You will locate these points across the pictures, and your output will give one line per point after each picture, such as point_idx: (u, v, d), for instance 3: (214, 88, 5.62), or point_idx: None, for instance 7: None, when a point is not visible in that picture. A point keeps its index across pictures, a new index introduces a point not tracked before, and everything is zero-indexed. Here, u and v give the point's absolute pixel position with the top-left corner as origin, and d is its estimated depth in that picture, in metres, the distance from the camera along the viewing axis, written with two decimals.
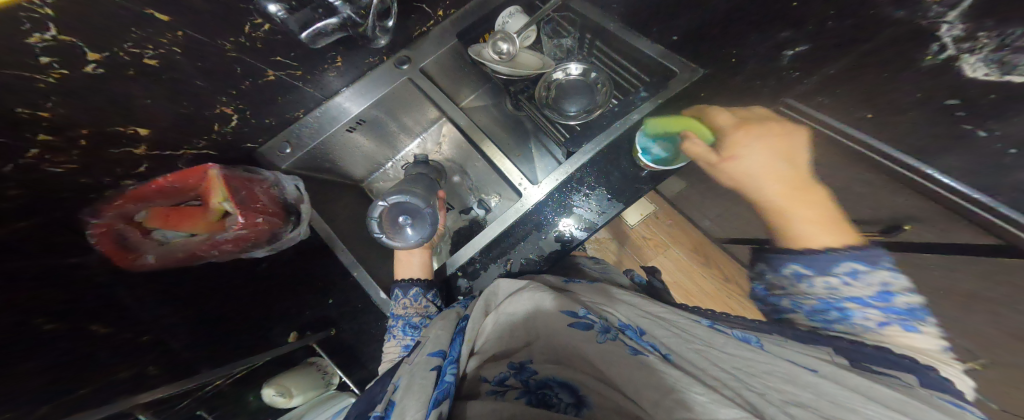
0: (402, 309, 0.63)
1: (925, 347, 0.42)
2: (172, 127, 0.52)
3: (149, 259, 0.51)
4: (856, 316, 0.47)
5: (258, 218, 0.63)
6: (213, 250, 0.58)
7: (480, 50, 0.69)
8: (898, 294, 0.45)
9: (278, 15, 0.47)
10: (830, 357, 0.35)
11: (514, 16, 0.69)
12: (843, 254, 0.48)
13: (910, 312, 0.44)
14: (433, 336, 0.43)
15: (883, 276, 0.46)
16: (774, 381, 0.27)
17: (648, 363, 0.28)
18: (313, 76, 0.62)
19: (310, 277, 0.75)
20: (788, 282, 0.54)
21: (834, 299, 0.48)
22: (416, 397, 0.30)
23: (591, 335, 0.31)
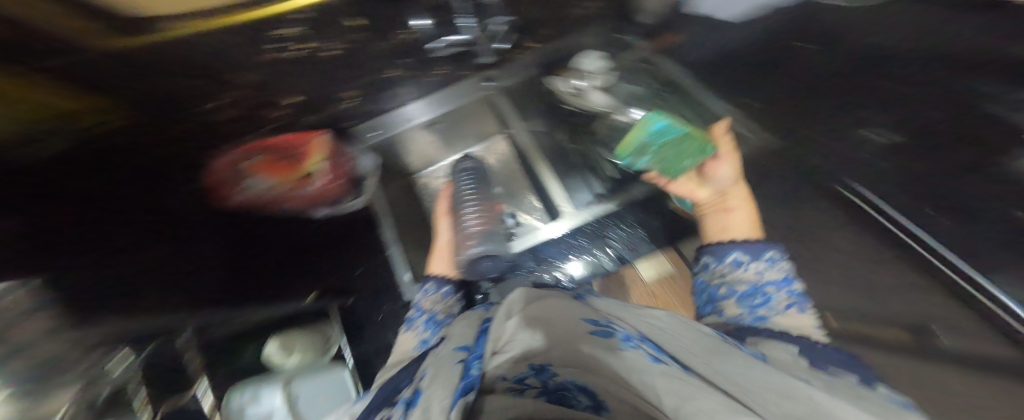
0: (429, 302, 0.61)
1: (805, 324, 0.46)
2: (320, 90, 0.73)
3: (237, 195, 0.75)
4: (772, 299, 0.50)
5: (334, 182, 0.74)
6: (286, 198, 0.73)
7: (555, 82, 0.78)
8: (794, 284, 0.51)
9: (429, 27, 0.74)
10: (862, 388, 0.25)
11: (600, 59, 0.77)
12: (734, 246, 0.57)
13: (799, 298, 0.50)
14: (456, 333, 0.38)
15: (773, 271, 0.53)
16: (812, 391, 0.18)
17: (664, 371, 0.20)
18: (422, 73, 0.80)
19: (351, 245, 0.80)
20: (725, 270, 0.56)
21: (759, 284, 0.52)
22: (443, 383, 0.21)
23: (608, 342, 0.27)
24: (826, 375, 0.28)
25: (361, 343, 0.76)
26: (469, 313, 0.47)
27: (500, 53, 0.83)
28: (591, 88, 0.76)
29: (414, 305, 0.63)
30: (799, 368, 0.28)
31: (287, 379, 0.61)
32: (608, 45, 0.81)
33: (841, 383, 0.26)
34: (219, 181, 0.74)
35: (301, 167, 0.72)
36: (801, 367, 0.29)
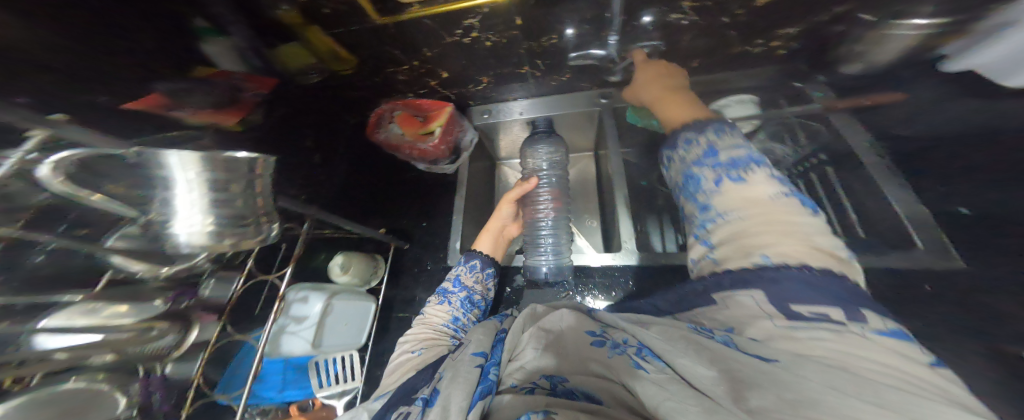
0: (472, 281, 0.66)
1: (758, 197, 0.40)
2: (455, 74, 0.80)
3: (381, 135, 0.89)
4: (711, 183, 0.44)
5: (439, 145, 0.84)
6: (408, 149, 0.88)
7: None
8: (723, 149, 0.45)
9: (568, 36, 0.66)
10: (765, 314, 0.28)
11: (749, 104, 0.64)
12: (687, 128, 0.51)
13: (737, 163, 0.43)
14: (474, 340, 0.43)
15: (727, 149, 0.45)
16: (734, 350, 0.25)
17: (645, 376, 0.26)
18: (544, 74, 0.78)
19: (428, 199, 0.89)
20: (681, 163, 0.49)
21: (691, 173, 0.47)
22: (462, 387, 0.33)
23: (605, 352, 0.33)
24: (734, 307, 0.31)
25: (395, 285, 0.77)
26: (488, 321, 0.49)
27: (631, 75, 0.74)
28: None
29: (453, 277, 0.67)
30: (721, 314, 0.32)
31: (331, 292, 0.57)
32: (774, 91, 0.67)
33: (743, 314, 0.29)
34: (375, 121, 0.89)
35: (425, 126, 0.83)
36: (721, 312, 0.32)
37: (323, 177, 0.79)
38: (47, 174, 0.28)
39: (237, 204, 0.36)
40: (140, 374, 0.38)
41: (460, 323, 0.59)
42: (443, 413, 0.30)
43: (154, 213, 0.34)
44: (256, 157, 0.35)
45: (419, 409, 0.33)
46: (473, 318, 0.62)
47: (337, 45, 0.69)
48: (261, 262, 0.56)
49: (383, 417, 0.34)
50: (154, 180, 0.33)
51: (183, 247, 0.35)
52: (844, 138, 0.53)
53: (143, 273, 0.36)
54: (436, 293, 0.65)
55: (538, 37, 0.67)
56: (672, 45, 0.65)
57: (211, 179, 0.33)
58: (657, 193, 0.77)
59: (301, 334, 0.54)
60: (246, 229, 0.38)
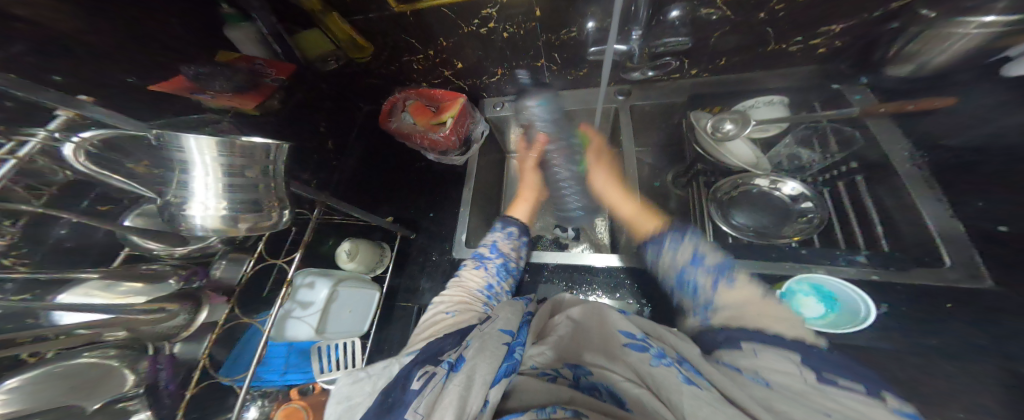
0: (505, 245, 0.63)
1: (752, 296, 0.39)
2: (471, 66, 0.79)
3: (393, 124, 0.85)
4: (696, 281, 0.44)
5: (452, 137, 0.80)
6: (419, 139, 0.84)
7: (701, 118, 0.65)
8: (707, 255, 0.46)
9: (589, 30, 0.65)
10: (796, 371, 0.28)
11: (774, 105, 0.61)
12: (666, 230, 0.52)
13: (721, 269, 0.43)
14: (503, 317, 0.42)
15: (693, 245, 0.48)
16: (784, 398, 0.25)
17: (696, 394, 0.27)
18: (562, 69, 0.77)
19: (436, 189, 0.88)
20: (662, 265, 0.50)
21: (679, 272, 0.46)
22: (487, 361, 0.34)
23: (645, 357, 0.33)
24: (764, 357, 0.30)
25: (399, 274, 0.77)
26: (515, 301, 0.47)
27: (654, 75, 0.72)
28: (739, 138, 0.61)
29: (489, 242, 0.64)
30: (741, 358, 0.31)
31: (338, 279, 0.60)
32: (807, 92, 0.64)
33: (773, 366, 0.29)
34: (387, 108, 0.85)
35: (438, 116, 0.81)
36: (743, 355, 0.31)
37: (335, 163, 0.81)
38: (71, 153, 0.27)
39: (254, 189, 0.33)
40: (150, 352, 0.36)
41: (494, 291, 0.56)
42: (467, 382, 0.31)
43: (171, 195, 0.31)
44: (274, 144, 0.32)
45: (444, 372, 0.34)
46: (507, 287, 0.59)
47: (356, 32, 0.69)
48: (270, 247, 0.57)
49: (409, 375, 0.34)
50: (171, 159, 0.30)
51: (197, 231, 0.32)
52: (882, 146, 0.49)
53: (158, 251, 0.38)
54: (471, 258, 0.62)
55: (558, 30, 0.66)
56: (700, 42, 0.64)
57: (227, 163, 0.30)
58: (670, 195, 0.74)
59: (306, 320, 0.56)
60: (261, 215, 0.34)
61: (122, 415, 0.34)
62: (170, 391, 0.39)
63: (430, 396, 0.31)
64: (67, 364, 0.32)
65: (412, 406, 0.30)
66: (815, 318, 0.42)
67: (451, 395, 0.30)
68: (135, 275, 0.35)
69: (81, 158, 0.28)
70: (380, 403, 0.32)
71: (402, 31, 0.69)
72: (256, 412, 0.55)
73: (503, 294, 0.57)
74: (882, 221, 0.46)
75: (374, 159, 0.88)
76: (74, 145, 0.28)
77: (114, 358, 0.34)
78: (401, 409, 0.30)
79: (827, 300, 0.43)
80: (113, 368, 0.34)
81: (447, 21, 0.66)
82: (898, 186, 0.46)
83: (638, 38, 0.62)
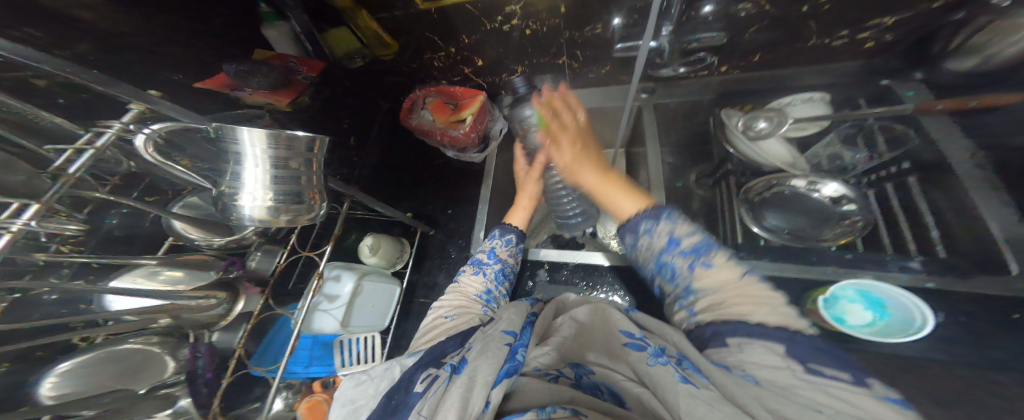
0: (502, 251, 0.62)
1: (729, 280, 0.33)
2: (491, 64, 0.79)
3: (413, 121, 0.85)
4: (672, 269, 0.36)
5: (472, 134, 0.80)
6: (438, 136, 0.84)
7: (732, 116, 0.63)
8: (683, 237, 0.36)
9: (615, 26, 0.63)
10: (782, 364, 0.24)
11: (812, 103, 0.58)
12: (640, 215, 0.40)
13: (698, 250, 0.35)
14: (504, 318, 0.41)
15: (666, 227, 0.37)
16: (776, 394, 0.22)
17: (693, 392, 0.23)
18: (584, 66, 0.75)
19: (454, 186, 0.88)
20: (638, 250, 0.39)
21: (656, 261, 0.38)
22: (489, 362, 0.32)
23: (643, 356, 0.30)
24: (748, 353, 0.26)
25: (418, 270, 0.78)
26: (519, 302, 0.47)
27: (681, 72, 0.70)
28: (772, 136, 0.58)
29: (487, 249, 0.63)
30: (726, 355, 0.27)
31: (362, 274, 0.61)
32: (848, 91, 0.61)
33: (756, 360, 0.25)
34: (407, 105, 0.86)
35: (458, 113, 0.81)
36: (728, 353, 0.27)
37: (357, 159, 0.83)
38: (141, 143, 0.29)
39: (297, 181, 0.36)
40: (190, 339, 0.38)
41: (493, 295, 0.55)
42: (470, 383, 0.30)
43: (224, 185, 0.34)
44: (315, 137, 0.35)
45: (447, 374, 0.32)
46: (505, 292, 0.58)
47: (382, 30, 0.70)
48: (300, 240, 0.58)
49: (412, 377, 0.33)
50: (227, 152, 0.33)
51: (245, 222, 0.35)
52: (938, 146, 0.46)
53: (199, 241, 0.40)
54: (469, 264, 0.62)
55: (582, 27, 0.65)
56: (733, 38, 0.61)
57: (274, 154, 0.33)
58: (694, 195, 0.69)
59: (333, 314, 0.56)
60: (302, 207, 0.37)
61: (169, 401, 0.35)
62: (206, 378, 0.39)
63: (432, 398, 0.29)
64: (114, 350, 0.34)
65: (416, 407, 0.29)
66: (861, 326, 0.40)
67: (454, 396, 0.28)
68: (184, 264, 0.38)
69: (150, 148, 0.29)
70: (385, 404, 0.31)
71: (426, 29, 0.69)
72: (281, 404, 0.55)
73: (503, 298, 0.57)
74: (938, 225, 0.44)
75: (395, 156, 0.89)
76: (146, 136, 0.29)
77: (156, 346, 0.36)
78: (405, 411, 0.28)
79: (876, 307, 0.40)
80: (154, 354, 0.36)
81: (470, 19, 0.66)
82: (956, 189, 0.43)
83: (666, 34, 0.60)
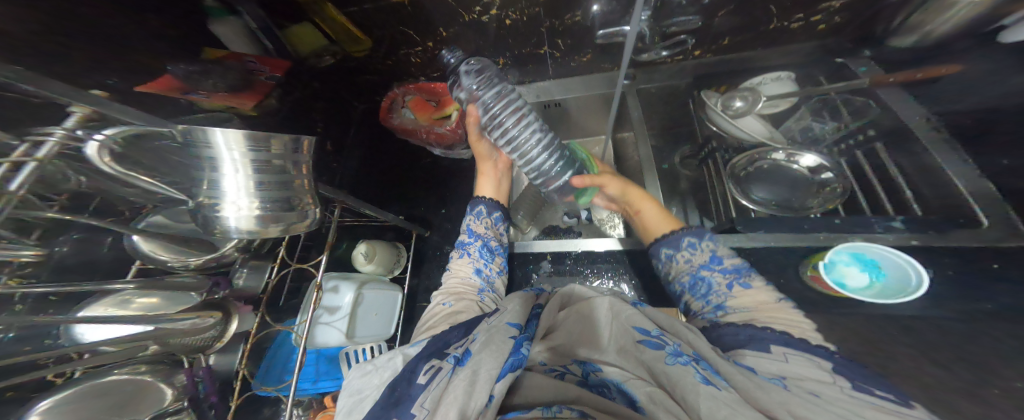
0: (481, 228, 0.59)
1: (765, 302, 0.36)
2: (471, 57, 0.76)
3: (393, 120, 0.81)
4: (705, 282, 0.41)
5: (459, 129, 0.77)
6: (423, 134, 0.80)
7: (711, 97, 0.65)
8: (725, 256, 0.42)
9: (594, 13, 0.63)
10: (829, 379, 0.24)
11: (780, 81, 0.62)
12: (682, 231, 0.46)
13: (739, 271, 0.40)
14: (509, 310, 0.39)
15: (712, 246, 0.43)
16: (805, 400, 0.22)
17: (715, 394, 0.22)
18: (566, 55, 0.75)
19: (446, 185, 0.86)
20: (680, 264, 0.45)
21: (692, 272, 0.43)
22: (493, 354, 0.30)
23: (659, 355, 0.29)
24: (794, 364, 0.27)
25: (418, 274, 0.78)
26: (522, 292, 0.45)
27: (661, 58, 0.71)
28: (750, 114, 0.62)
29: (465, 228, 0.60)
30: (770, 363, 0.28)
31: (361, 282, 0.59)
32: (812, 68, 0.64)
33: (804, 374, 0.26)
34: (386, 104, 0.81)
35: (442, 108, 0.77)
36: (774, 360, 0.28)
37: (336, 165, 0.78)
38: (94, 152, 0.28)
39: (285, 186, 0.33)
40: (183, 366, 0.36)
41: (486, 275, 0.54)
42: (473, 376, 0.28)
43: (202, 198, 0.31)
44: (300, 136, 0.33)
45: (450, 367, 0.31)
46: (497, 268, 0.57)
47: (353, 25, 0.66)
48: (287, 252, 0.54)
49: (414, 369, 0.31)
50: (199, 159, 0.30)
51: (232, 235, 0.32)
52: (895, 114, 0.51)
53: (172, 263, 0.37)
54: (454, 248, 0.59)
55: (561, 15, 0.64)
56: (707, 21, 0.63)
57: (255, 158, 0.30)
58: (680, 176, 0.73)
59: (336, 325, 0.54)
60: (294, 214, 0.34)
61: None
62: (213, 402, 0.39)
63: (436, 390, 0.28)
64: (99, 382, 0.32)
65: (418, 401, 0.27)
66: (861, 288, 0.42)
67: (457, 389, 0.26)
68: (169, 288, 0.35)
69: (106, 158, 0.28)
70: (387, 395, 0.29)
71: (401, 22, 0.66)
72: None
73: (496, 277, 0.56)
74: (909, 186, 0.48)
75: (380, 158, 0.86)
76: (97, 145, 0.28)
77: (146, 374, 0.34)
78: (407, 404, 0.27)
79: (870, 267, 0.42)
80: (148, 383, 0.34)
81: (448, 10, 0.63)
82: (919, 152, 0.47)
83: (645, 20, 0.62)
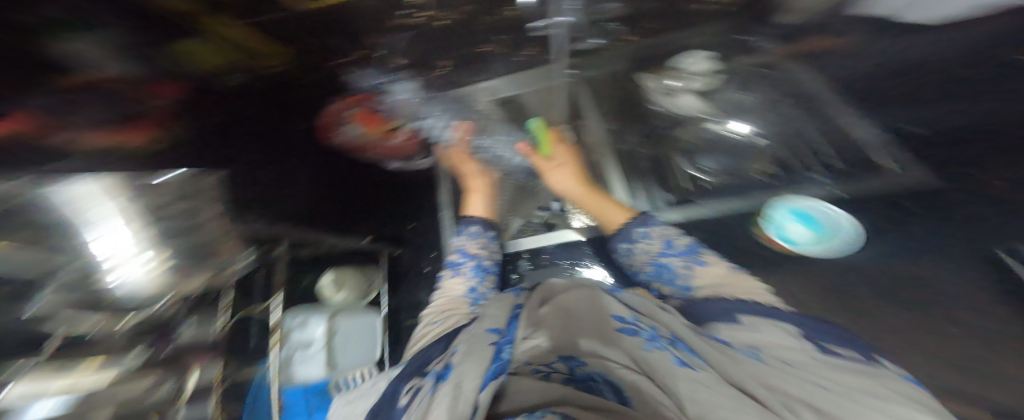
0: (476, 248, 0.63)
1: (722, 275, 0.43)
2: None
3: (337, 140, 0.67)
4: (671, 265, 0.47)
5: (414, 142, 0.76)
6: (371, 149, 0.73)
7: (651, 81, 0.72)
8: (677, 240, 0.49)
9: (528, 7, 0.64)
10: (797, 344, 0.27)
11: (706, 59, 0.67)
12: (634, 222, 0.53)
13: (691, 252, 0.47)
14: (489, 314, 0.35)
15: (663, 231, 0.50)
16: (781, 371, 0.23)
17: (691, 375, 0.21)
18: (507, 55, 0.76)
19: (406, 199, 0.79)
20: (644, 254, 0.50)
21: (656, 258, 0.48)
22: (475, 363, 0.25)
23: (637, 342, 0.26)
24: (764, 332, 0.29)
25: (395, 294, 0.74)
26: (504, 295, 0.41)
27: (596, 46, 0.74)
28: (685, 93, 0.69)
29: (457, 248, 0.63)
30: (745, 333, 0.30)
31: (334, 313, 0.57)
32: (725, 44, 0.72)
33: (774, 341, 0.28)
34: (327, 122, 0.65)
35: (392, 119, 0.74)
36: (745, 331, 0.30)
37: None
38: None
39: None
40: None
41: (479, 292, 0.55)
42: (455, 390, 0.23)
43: None
44: None
45: (431, 384, 0.27)
46: (489, 285, 0.58)
47: None
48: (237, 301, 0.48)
49: (397, 390, 0.30)
50: None
51: None
52: None
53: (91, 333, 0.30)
54: (444, 268, 0.61)
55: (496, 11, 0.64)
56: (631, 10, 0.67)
57: None
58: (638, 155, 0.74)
59: (315, 358, 0.54)
60: None
61: None
62: None
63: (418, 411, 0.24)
64: None
65: None
66: (804, 241, 0.56)
67: (439, 405, 0.22)
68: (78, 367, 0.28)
69: None
70: None
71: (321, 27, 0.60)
72: None
73: (489, 292, 0.57)
74: None
75: None
76: None
77: None
78: None
79: (809, 222, 0.55)
80: None
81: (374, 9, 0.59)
82: None
83: None
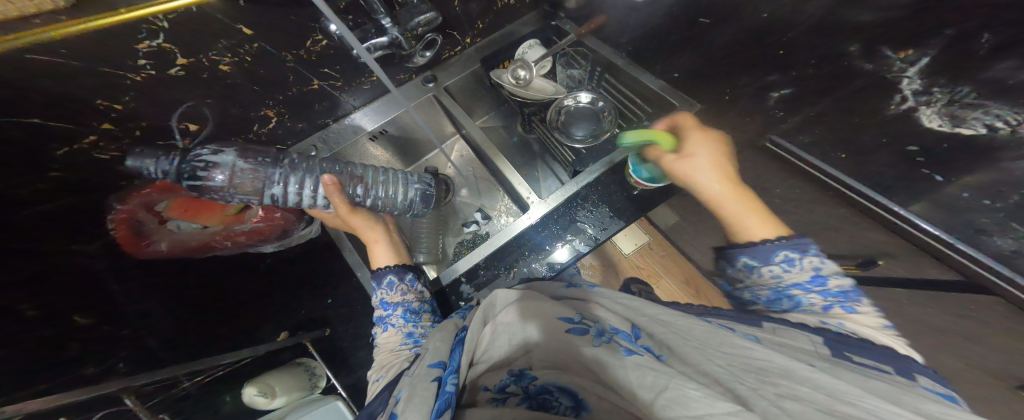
0: (399, 294, 0.59)
1: (877, 328, 0.37)
2: (218, 123, 0.59)
3: (159, 247, 0.57)
4: (803, 301, 0.42)
5: (275, 213, 0.69)
6: (224, 241, 0.66)
7: (501, 74, 0.74)
8: (830, 276, 0.42)
9: (336, 33, 0.55)
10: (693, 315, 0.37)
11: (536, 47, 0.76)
12: (777, 243, 0.45)
13: (847, 295, 0.41)
14: (431, 350, 0.37)
15: (814, 261, 0.43)
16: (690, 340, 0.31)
17: (638, 362, 0.26)
18: (349, 88, 0.69)
19: (315, 276, 0.78)
20: (766, 279, 0.46)
21: (781, 287, 0.44)
22: (419, 407, 0.27)
23: (587, 340, 0.30)
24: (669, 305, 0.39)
25: None
26: (444, 323, 0.44)
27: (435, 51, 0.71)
28: (534, 78, 0.74)
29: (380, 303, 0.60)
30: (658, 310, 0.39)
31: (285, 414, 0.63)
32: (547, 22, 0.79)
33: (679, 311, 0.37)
34: (128, 232, 0.53)
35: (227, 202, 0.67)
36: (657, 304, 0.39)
37: None
38: None
39: None
40: None
41: (418, 333, 0.56)
42: None
43: None
44: None
45: None
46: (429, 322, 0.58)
47: None
48: None
49: None
50: None
51: None
52: None
53: None
54: (375, 324, 0.60)
55: (301, 44, 0.55)
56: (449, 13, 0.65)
57: None
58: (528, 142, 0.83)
59: None
60: None
61: None
62: None
63: None
64: None
65: None
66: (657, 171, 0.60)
67: None
68: None
69: None
70: None
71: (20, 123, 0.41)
72: None
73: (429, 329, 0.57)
74: None
75: None
76: None
77: None
78: None
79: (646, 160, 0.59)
80: None
81: (96, 81, 0.42)
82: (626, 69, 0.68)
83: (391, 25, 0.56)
